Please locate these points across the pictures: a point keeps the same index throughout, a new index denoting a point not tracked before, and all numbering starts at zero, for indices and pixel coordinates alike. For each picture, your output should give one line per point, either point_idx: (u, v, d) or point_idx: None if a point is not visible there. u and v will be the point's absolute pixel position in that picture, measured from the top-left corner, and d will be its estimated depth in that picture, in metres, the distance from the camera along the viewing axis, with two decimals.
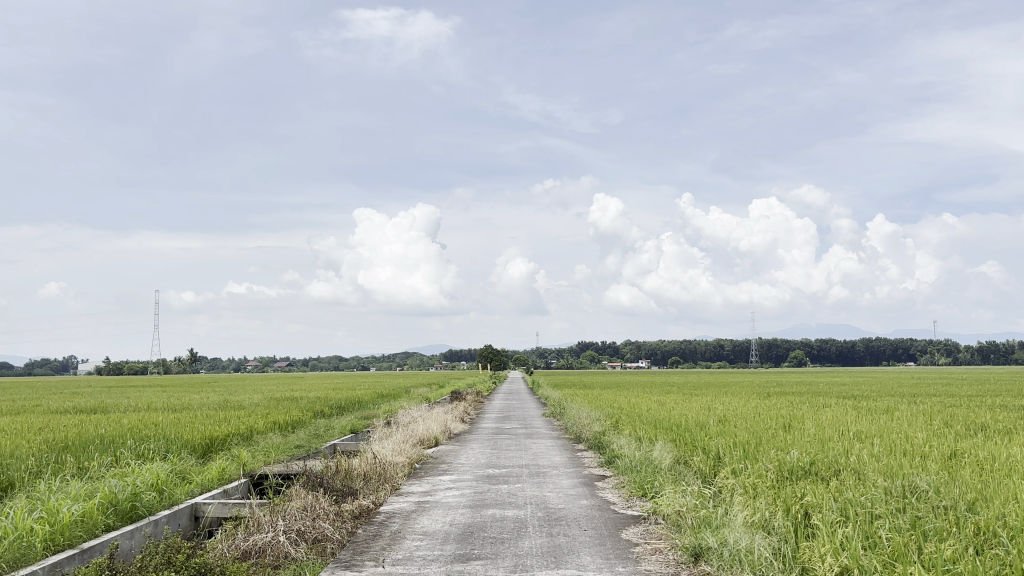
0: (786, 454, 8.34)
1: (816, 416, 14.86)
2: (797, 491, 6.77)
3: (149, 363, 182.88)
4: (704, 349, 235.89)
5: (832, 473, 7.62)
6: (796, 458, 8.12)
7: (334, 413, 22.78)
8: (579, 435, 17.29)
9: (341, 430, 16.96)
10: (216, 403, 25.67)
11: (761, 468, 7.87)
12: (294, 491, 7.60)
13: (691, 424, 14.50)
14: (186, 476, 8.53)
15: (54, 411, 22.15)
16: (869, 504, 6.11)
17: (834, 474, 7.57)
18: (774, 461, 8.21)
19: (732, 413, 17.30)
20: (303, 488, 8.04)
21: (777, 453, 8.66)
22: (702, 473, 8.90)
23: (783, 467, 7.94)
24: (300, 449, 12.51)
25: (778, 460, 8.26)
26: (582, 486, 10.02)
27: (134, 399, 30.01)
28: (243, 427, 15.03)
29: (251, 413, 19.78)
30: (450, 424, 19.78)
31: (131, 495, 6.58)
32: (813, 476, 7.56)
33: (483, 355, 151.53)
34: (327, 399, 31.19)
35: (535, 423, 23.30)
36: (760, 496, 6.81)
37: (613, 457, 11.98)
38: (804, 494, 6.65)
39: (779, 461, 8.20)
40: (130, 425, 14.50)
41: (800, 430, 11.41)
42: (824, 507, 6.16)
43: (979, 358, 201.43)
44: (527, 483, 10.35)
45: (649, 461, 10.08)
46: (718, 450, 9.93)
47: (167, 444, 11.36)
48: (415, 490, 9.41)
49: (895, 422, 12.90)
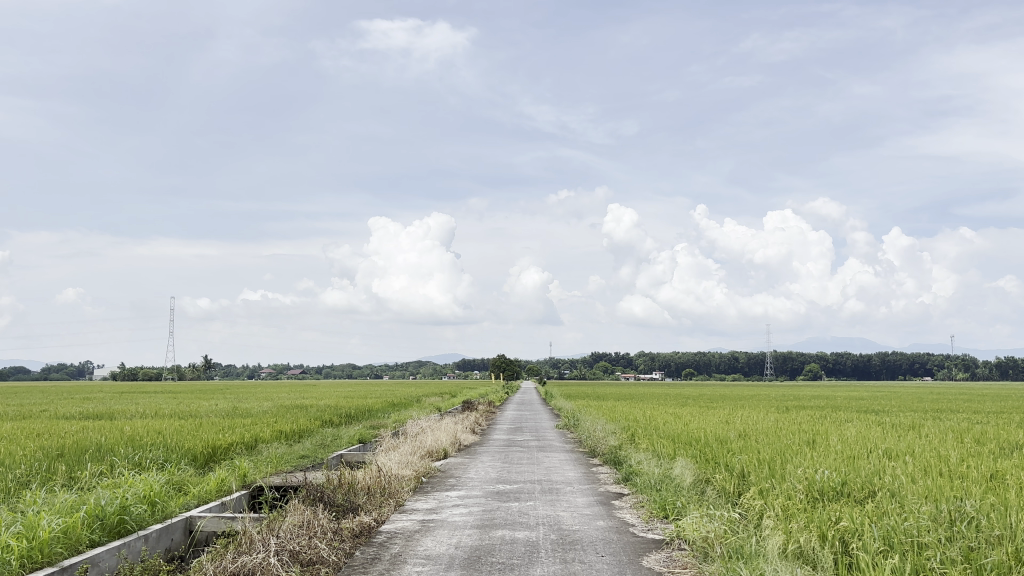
0: (815, 473, 7.90)
1: (841, 431, 14.31)
2: (833, 515, 6.36)
3: (164, 369, 183.84)
4: (718, 361, 234.17)
5: (867, 495, 7.18)
6: (826, 477, 7.66)
7: (342, 422, 22.40)
8: (593, 449, 16.83)
9: (349, 440, 16.57)
10: (225, 411, 25.30)
11: (790, 489, 7.45)
12: (292, 506, 7.24)
13: (711, 439, 13.98)
14: (183, 487, 8.18)
15: (61, 417, 21.79)
16: (914, 532, 5.70)
17: (870, 497, 7.16)
18: (802, 480, 7.76)
19: (752, 427, 16.73)
20: (301, 502, 7.66)
21: (807, 472, 8.22)
22: (727, 495, 8.45)
23: (812, 488, 7.49)
24: (304, 460, 12.13)
25: (807, 479, 7.81)
26: (597, 505, 9.58)
27: (141, 406, 30.05)
28: (248, 436, 14.66)
29: (258, 422, 19.43)
30: (461, 435, 19.36)
31: (120, 507, 6.22)
32: (847, 499, 7.12)
33: (496, 366, 151.65)
34: (338, 408, 30.84)
35: (549, 435, 22.86)
36: (792, 521, 6.38)
37: (630, 474, 11.53)
38: (842, 519, 6.22)
39: (807, 481, 7.75)
40: (132, 432, 14.14)
41: (826, 447, 10.94)
42: (865, 534, 5.74)
43: (996, 375, 199.53)
44: (540, 501, 9.92)
45: (669, 479, 9.64)
46: (742, 469, 9.47)
47: (166, 452, 11.03)
48: (420, 507, 8.99)
49: (924, 439, 12.33)
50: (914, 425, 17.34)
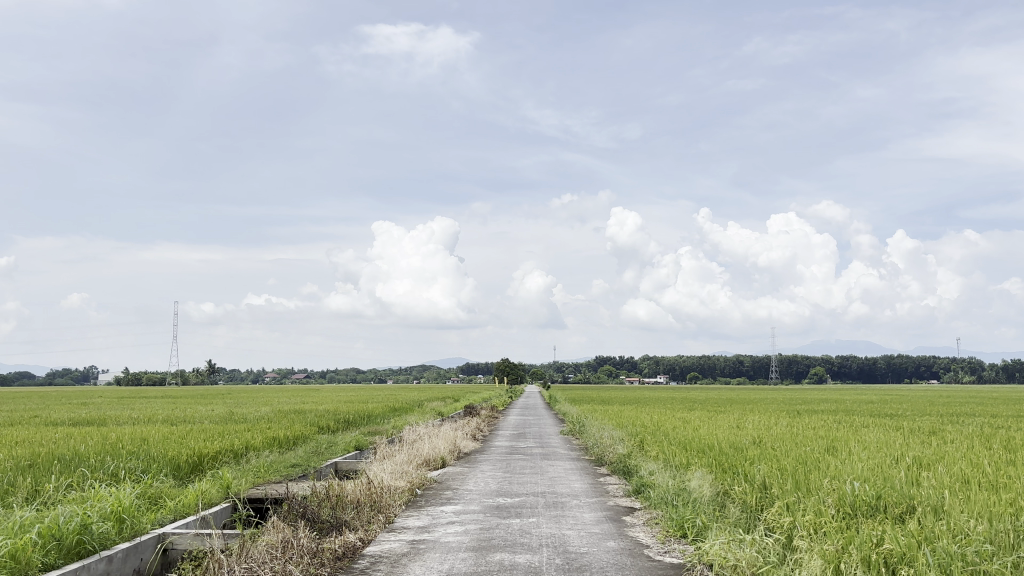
0: (844, 485, 7.32)
1: (860, 438, 13.68)
2: (874, 535, 5.81)
3: (167, 375, 183.65)
4: (723, 364, 233.17)
5: (905, 510, 6.64)
6: (860, 490, 7.09)
7: (339, 428, 21.84)
8: (600, 458, 16.18)
9: (344, 447, 16.01)
10: (219, 416, 24.71)
11: (820, 505, 6.89)
12: (270, 523, 6.74)
13: (725, 447, 13.38)
14: (158, 500, 7.63)
15: (49, 423, 21.16)
16: (970, 557, 5.19)
17: (910, 514, 6.60)
18: (831, 493, 7.18)
19: (767, 433, 16.08)
20: (281, 519, 7.15)
21: (835, 483, 7.64)
22: (750, 511, 7.85)
23: (843, 502, 6.94)
24: (294, 469, 11.60)
25: (836, 490, 7.27)
26: (606, 522, 9.00)
27: (135, 409, 29.44)
28: (238, 443, 14.09)
29: (249, 427, 18.85)
30: (461, 443, 18.76)
31: (79, 525, 5.68)
32: (883, 515, 6.57)
33: (501, 369, 152.01)
34: (336, 413, 30.29)
35: (553, 442, 22.20)
36: (828, 542, 5.84)
37: (641, 487, 10.96)
38: (886, 540, 5.69)
39: (838, 493, 7.20)
40: (116, 440, 13.55)
41: (849, 454, 10.35)
42: (917, 561, 5.20)
43: (1003, 378, 198.58)
44: (543, 518, 9.34)
45: (684, 492, 9.05)
46: (763, 479, 8.89)
47: (146, 461, 10.52)
48: (412, 525, 8.43)
49: (949, 446, 11.73)
50: (933, 430, 16.71)
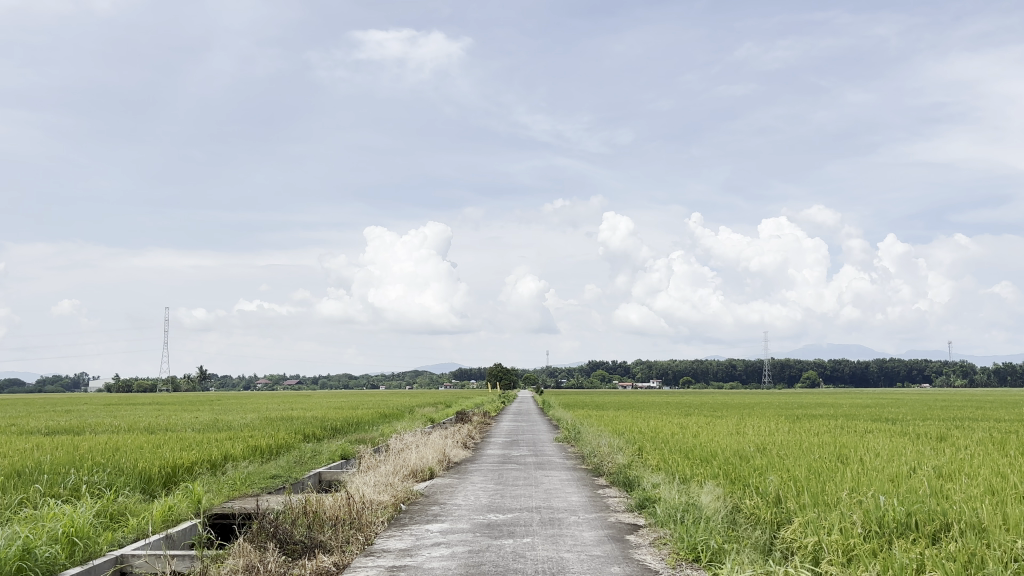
0: (867, 500, 6.86)
1: (868, 444, 13.21)
2: (915, 559, 5.37)
3: (157, 381, 182.41)
4: (715, 369, 232.87)
5: (938, 530, 6.21)
6: (886, 505, 6.65)
7: (326, 436, 21.22)
8: (599, 467, 15.64)
9: (329, 456, 15.46)
10: (202, 424, 24.03)
11: (844, 525, 6.42)
12: (236, 547, 6.38)
13: (730, 455, 12.85)
14: (119, 519, 7.28)
15: (26, 432, 20.50)
16: None
17: (944, 533, 6.15)
18: (855, 509, 6.75)
19: (771, 440, 15.55)
20: (250, 542, 6.75)
21: (857, 497, 7.16)
22: (766, 530, 7.38)
23: (869, 519, 6.51)
24: (274, 480, 11.12)
25: (859, 506, 6.83)
26: (609, 542, 8.47)
27: (116, 418, 28.69)
28: (217, 453, 13.57)
29: (233, 436, 18.25)
30: (450, 452, 18.18)
31: (22, 550, 5.46)
32: (913, 536, 6.12)
33: (492, 375, 151.54)
34: (323, 419, 29.66)
35: (547, 450, 21.59)
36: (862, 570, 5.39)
37: (645, 501, 10.45)
38: (927, 566, 5.24)
39: (863, 509, 6.76)
40: (88, 450, 13.04)
41: (863, 464, 9.85)
42: None
43: (994, 381, 198.86)
44: (538, 538, 8.80)
45: (693, 507, 8.53)
46: (777, 494, 8.39)
47: (114, 474, 10.00)
48: (394, 548, 7.89)
49: (962, 453, 11.24)
50: (941, 436, 16.18)
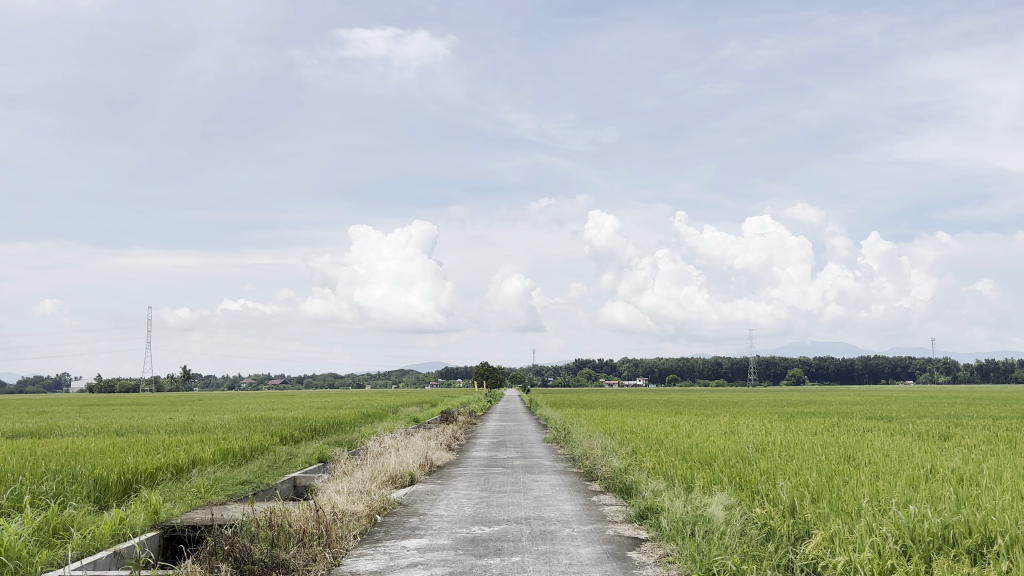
0: (895, 511, 6.43)
1: (873, 444, 12.73)
2: None
3: (137, 382, 180.64)
4: (701, 367, 232.71)
5: (975, 548, 5.80)
6: (915, 516, 6.24)
7: (304, 437, 20.47)
8: (591, 471, 15.06)
9: (304, 460, 14.80)
10: (177, 427, 23.16)
11: (875, 540, 5.96)
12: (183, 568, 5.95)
13: (731, 458, 12.27)
14: (61, 533, 6.83)
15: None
16: None
17: (985, 549, 5.73)
18: (884, 520, 6.32)
19: (771, 439, 15.01)
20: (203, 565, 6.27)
21: (881, 507, 6.73)
22: (781, 546, 6.91)
23: (901, 534, 6.08)
24: (241, 487, 10.53)
25: (888, 517, 6.40)
26: (608, 560, 7.90)
27: (89, 419, 27.72)
28: (184, 457, 12.93)
29: (204, 437, 17.49)
30: (434, 455, 17.52)
31: None
32: (948, 554, 5.71)
33: (477, 374, 150.68)
34: (304, 420, 28.81)
35: (536, 452, 20.94)
36: None
37: (645, 511, 9.95)
38: None
39: (891, 522, 6.32)
40: (46, 454, 12.41)
41: (876, 465, 9.39)
42: None
43: (977, 377, 199.61)
44: (529, 555, 8.22)
45: (700, 519, 8.01)
46: (791, 502, 7.92)
47: (68, 481, 9.40)
48: (369, 568, 7.32)
49: (975, 453, 10.78)
50: (944, 435, 15.69)
